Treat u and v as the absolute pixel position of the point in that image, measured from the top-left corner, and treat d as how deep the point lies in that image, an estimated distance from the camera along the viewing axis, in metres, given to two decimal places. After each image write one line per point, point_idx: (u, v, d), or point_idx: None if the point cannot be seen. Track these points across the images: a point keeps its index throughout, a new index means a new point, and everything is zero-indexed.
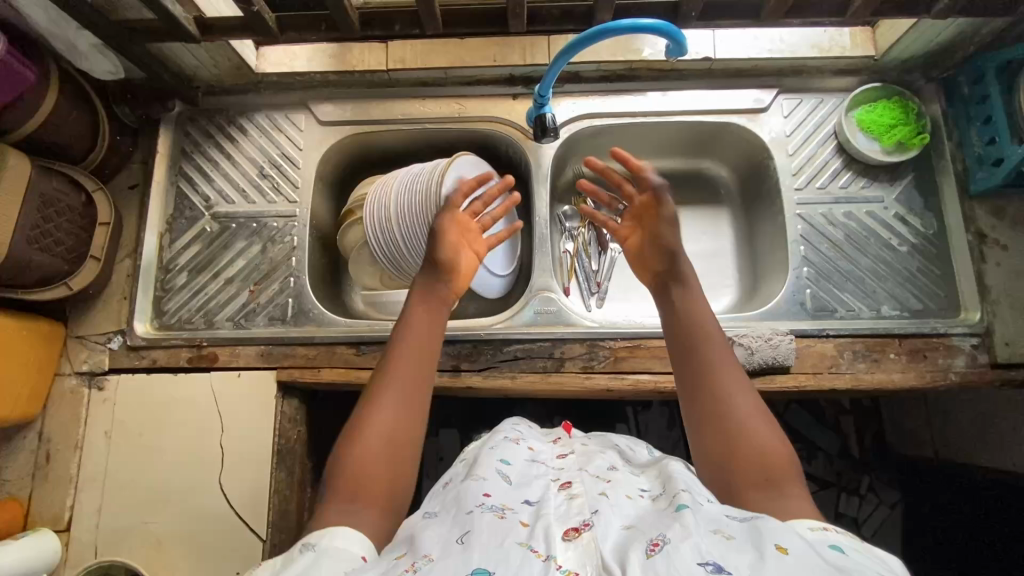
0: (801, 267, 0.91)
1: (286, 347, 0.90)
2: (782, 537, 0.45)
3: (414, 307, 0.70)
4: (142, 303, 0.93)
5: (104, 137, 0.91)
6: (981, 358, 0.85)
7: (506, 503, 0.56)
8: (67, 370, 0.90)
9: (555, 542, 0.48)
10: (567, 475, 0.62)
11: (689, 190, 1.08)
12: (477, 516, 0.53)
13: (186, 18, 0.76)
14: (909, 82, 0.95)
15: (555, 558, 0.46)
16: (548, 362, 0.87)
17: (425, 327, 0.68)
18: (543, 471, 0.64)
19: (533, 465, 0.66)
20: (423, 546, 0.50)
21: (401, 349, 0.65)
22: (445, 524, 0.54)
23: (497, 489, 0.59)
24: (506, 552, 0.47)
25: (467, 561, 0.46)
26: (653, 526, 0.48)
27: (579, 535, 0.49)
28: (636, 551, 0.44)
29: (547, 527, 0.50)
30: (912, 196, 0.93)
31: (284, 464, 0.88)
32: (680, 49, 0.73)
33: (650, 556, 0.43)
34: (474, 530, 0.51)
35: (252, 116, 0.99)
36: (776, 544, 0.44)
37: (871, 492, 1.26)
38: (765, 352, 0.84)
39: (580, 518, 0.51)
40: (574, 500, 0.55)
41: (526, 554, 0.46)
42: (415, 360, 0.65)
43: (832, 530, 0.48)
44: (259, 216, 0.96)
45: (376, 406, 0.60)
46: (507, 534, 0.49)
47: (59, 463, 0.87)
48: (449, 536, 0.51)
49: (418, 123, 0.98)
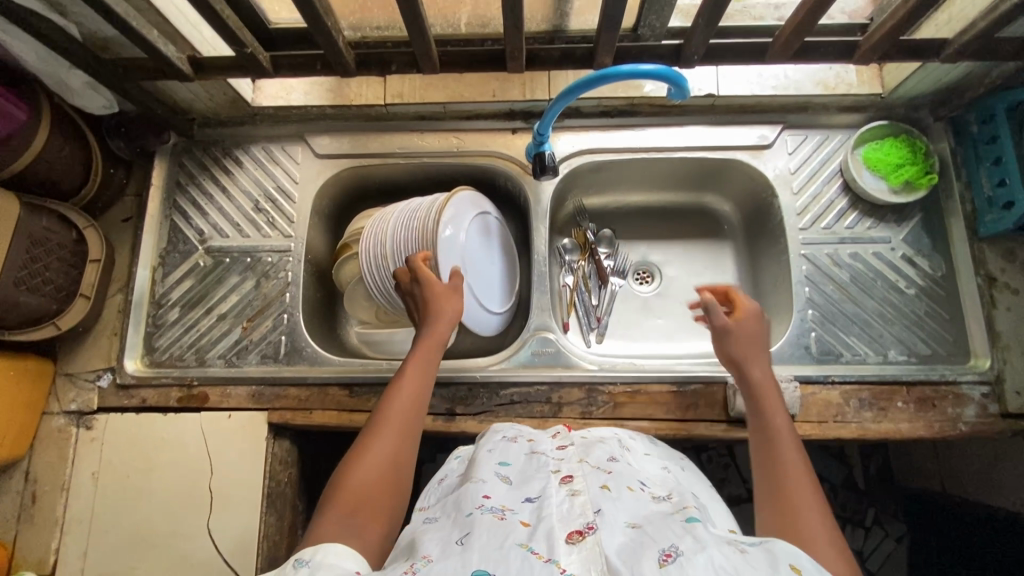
0: (806, 309, 0.89)
1: (278, 387, 0.88)
2: (796, 557, 0.44)
3: (419, 346, 0.73)
4: (132, 339, 0.91)
5: (96, 172, 0.90)
6: (992, 408, 0.83)
7: (506, 504, 0.55)
8: (55, 408, 0.89)
9: (558, 545, 0.47)
10: (568, 467, 0.61)
11: (692, 224, 1.06)
12: (475, 518, 0.51)
13: (178, 58, 0.75)
14: (916, 119, 0.93)
15: (557, 561, 0.45)
16: (545, 406, 0.85)
17: (426, 366, 0.71)
18: (543, 462, 0.64)
19: (532, 458, 0.65)
20: (423, 547, 0.50)
21: (404, 382, 0.68)
22: (444, 524, 0.53)
23: (497, 489, 0.58)
24: (507, 552, 0.46)
25: (469, 562, 0.45)
26: (661, 533, 0.48)
27: (583, 540, 0.48)
28: (647, 561, 0.44)
29: (549, 531, 0.49)
30: (920, 236, 0.90)
31: (274, 508, 0.86)
32: (683, 92, 0.71)
33: (662, 565, 0.43)
34: (474, 530, 0.50)
35: (248, 148, 0.98)
36: (792, 565, 0.43)
37: (877, 524, 1.22)
38: None
39: (583, 520, 0.50)
40: (576, 497, 0.54)
41: (526, 556, 0.46)
42: (416, 394, 0.67)
43: None
44: (253, 250, 0.95)
45: (379, 435, 0.62)
46: (507, 536, 0.48)
47: (45, 505, 0.85)
48: (448, 536, 0.50)
49: (416, 157, 0.96)
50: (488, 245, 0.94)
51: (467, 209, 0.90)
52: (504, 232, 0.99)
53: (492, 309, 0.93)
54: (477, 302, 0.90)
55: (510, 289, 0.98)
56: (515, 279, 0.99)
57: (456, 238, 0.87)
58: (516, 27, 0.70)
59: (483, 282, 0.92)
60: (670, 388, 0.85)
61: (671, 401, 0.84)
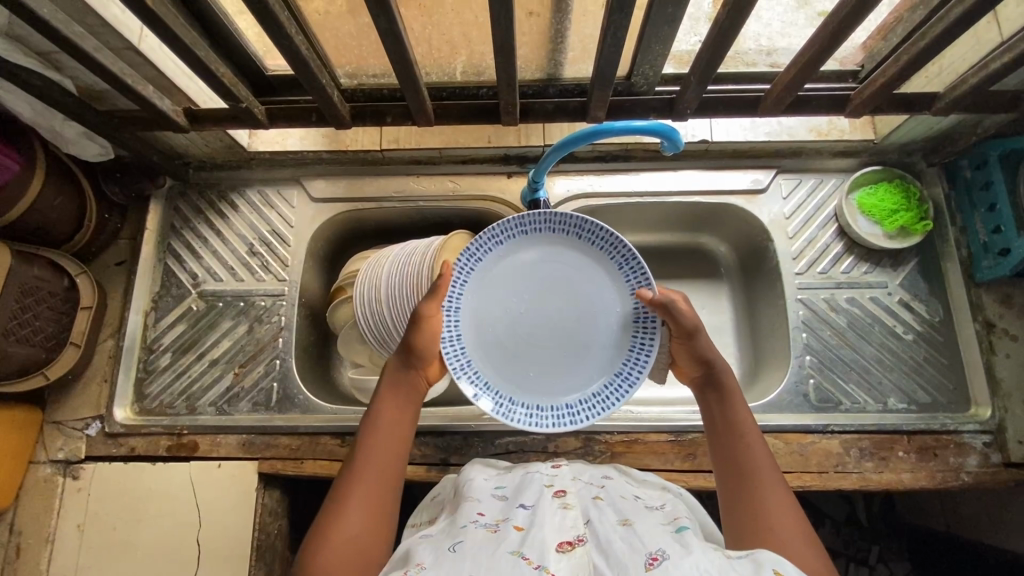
0: (803, 356, 0.88)
1: (269, 436, 0.87)
2: (781, 564, 0.45)
3: (389, 397, 0.65)
4: (122, 386, 0.90)
5: (90, 218, 0.90)
6: (993, 458, 0.82)
7: (499, 518, 0.55)
8: (43, 457, 0.87)
9: (548, 552, 0.48)
10: (561, 482, 0.62)
11: (688, 265, 1.05)
12: (469, 532, 0.53)
13: (173, 110, 0.75)
14: (909, 164, 0.93)
15: (546, 567, 0.46)
16: (542, 456, 0.84)
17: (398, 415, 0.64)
18: (536, 478, 0.65)
19: (527, 476, 0.66)
20: (417, 555, 0.51)
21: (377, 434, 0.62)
22: (439, 538, 0.54)
23: (492, 507, 0.59)
24: (498, 561, 0.47)
25: (459, 570, 0.46)
26: (651, 538, 0.49)
27: (572, 549, 0.48)
28: (634, 564, 0.45)
29: (541, 539, 0.49)
30: (917, 281, 0.90)
31: (264, 561, 0.84)
32: (676, 147, 0.72)
33: (648, 569, 0.45)
34: (466, 541, 0.51)
35: (243, 192, 0.98)
36: (775, 569, 0.44)
37: (881, 563, 1.17)
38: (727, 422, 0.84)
39: (574, 532, 0.51)
40: (568, 510, 0.55)
41: (517, 562, 0.46)
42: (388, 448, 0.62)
43: None
44: (247, 294, 0.94)
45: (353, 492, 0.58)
46: (498, 545, 0.49)
47: (29, 559, 0.83)
48: (440, 545, 0.52)
49: (411, 201, 0.96)
50: (541, 284, 0.72)
51: (617, 270, 0.70)
52: (494, 235, 0.70)
53: (541, 379, 0.71)
54: (586, 382, 0.70)
55: (471, 327, 0.71)
56: (451, 295, 0.70)
57: (635, 319, 0.70)
58: (510, 83, 0.71)
59: (577, 349, 0.71)
60: (667, 438, 0.84)
61: (670, 451, 0.83)
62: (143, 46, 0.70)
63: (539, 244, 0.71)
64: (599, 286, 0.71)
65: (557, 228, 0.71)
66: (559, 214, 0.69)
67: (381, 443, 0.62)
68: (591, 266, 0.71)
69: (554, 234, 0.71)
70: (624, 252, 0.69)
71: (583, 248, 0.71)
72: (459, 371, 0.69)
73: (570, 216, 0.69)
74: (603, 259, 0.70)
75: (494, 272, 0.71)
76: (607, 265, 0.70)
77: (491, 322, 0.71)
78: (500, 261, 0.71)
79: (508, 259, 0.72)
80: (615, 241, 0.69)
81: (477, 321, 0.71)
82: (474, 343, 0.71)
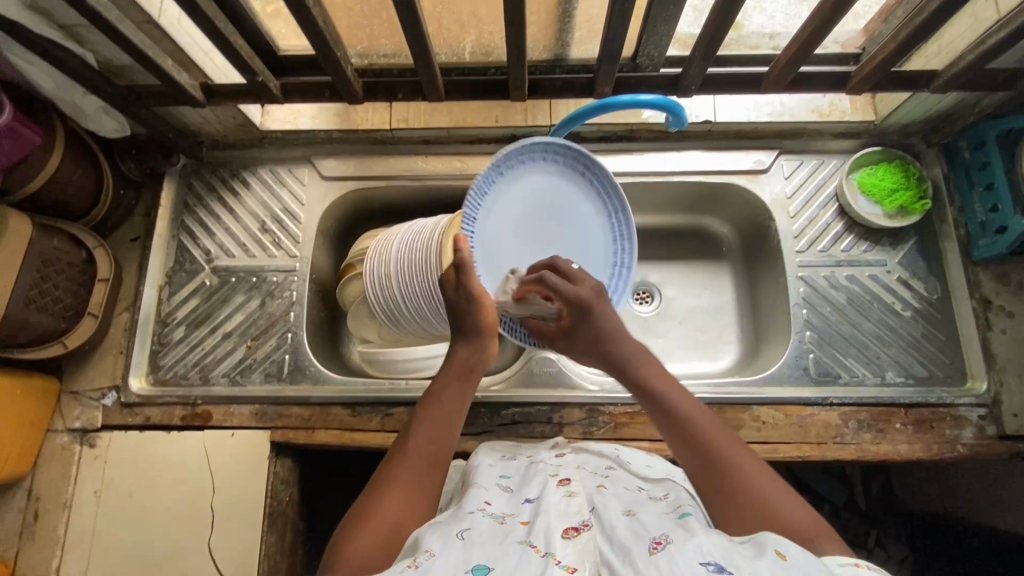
0: (803, 331, 0.90)
1: (281, 407, 0.89)
2: (784, 543, 0.47)
3: (444, 383, 0.67)
4: (137, 358, 0.92)
5: (107, 194, 0.92)
6: (988, 430, 0.84)
7: (506, 510, 0.56)
8: (60, 426, 0.89)
9: (555, 539, 0.49)
10: (564, 471, 0.63)
11: (691, 246, 1.07)
12: (476, 519, 0.53)
13: (191, 84, 0.77)
14: (909, 145, 0.95)
15: (553, 554, 0.47)
16: (547, 426, 0.86)
17: (451, 402, 0.65)
18: (540, 468, 0.66)
19: (530, 467, 0.66)
20: (424, 543, 0.50)
21: (425, 418, 0.63)
22: (446, 520, 0.54)
23: (498, 497, 0.59)
24: (505, 549, 0.48)
25: (467, 558, 0.47)
26: (655, 525, 0.51)
27: (578, 534, 0.50)
28: (639, 550, 0.47)
29: (546, 527, 0.51)
30: (915, 259, 0.92)
31: (276, 527, 0.86)
32: (680, 121, 0.75)
33: (652, 553, 0.46)
34: (473, 528, 0.52)
35: (255, 170, 1.00)
36: (776, 550, 0.45)
37: (880, 546, 1.17)
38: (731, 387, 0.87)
39: (579, 517, 0.52)
40: (573, 497, 0.56)
41: (525, 550, 0.48)
42: (435, 431, 0.62)
43: (865, 567, 0.46)
44: (259, 270, 0.96)
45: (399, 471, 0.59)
46: (506, 535, 0.50)
47: (46, 523, 0.85)
48: (447, 531, 0.51)
49: (420, 180, 0.98)
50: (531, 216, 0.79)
51: (533, 162, 0.77)
52: (481, 188, 0.73)
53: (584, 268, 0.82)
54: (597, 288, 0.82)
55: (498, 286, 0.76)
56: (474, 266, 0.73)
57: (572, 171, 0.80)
58: (519, 57, 0.73)
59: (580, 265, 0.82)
60: None
61: None
62: (163, 20, 0.72)
63: (515, 181, 0.76)
64: (539, 181, 0.78)
65: (489, 182, 0.74)
66: (528, 145, 0.74)
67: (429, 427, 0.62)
68: (523, 179, 0.77)
69: (525, 166, 0.76)
70: (586, 160, 0.79)
71: (548, 169, 0.78)
72: (507, 326, 0.77)
73: (535, 142, 0.75)
74: (524, 168, 0.76)
75: (491, 223, 0.75)
76: (571, 176, 0.80)
77: (509, 273, 0.77)
78: (492, 210, 0.75)
79: (496, 211, 0.76)
80: (573, 153, 0.79)
81: (499, 278, 0.76)
82: (506, 299, 0.77)
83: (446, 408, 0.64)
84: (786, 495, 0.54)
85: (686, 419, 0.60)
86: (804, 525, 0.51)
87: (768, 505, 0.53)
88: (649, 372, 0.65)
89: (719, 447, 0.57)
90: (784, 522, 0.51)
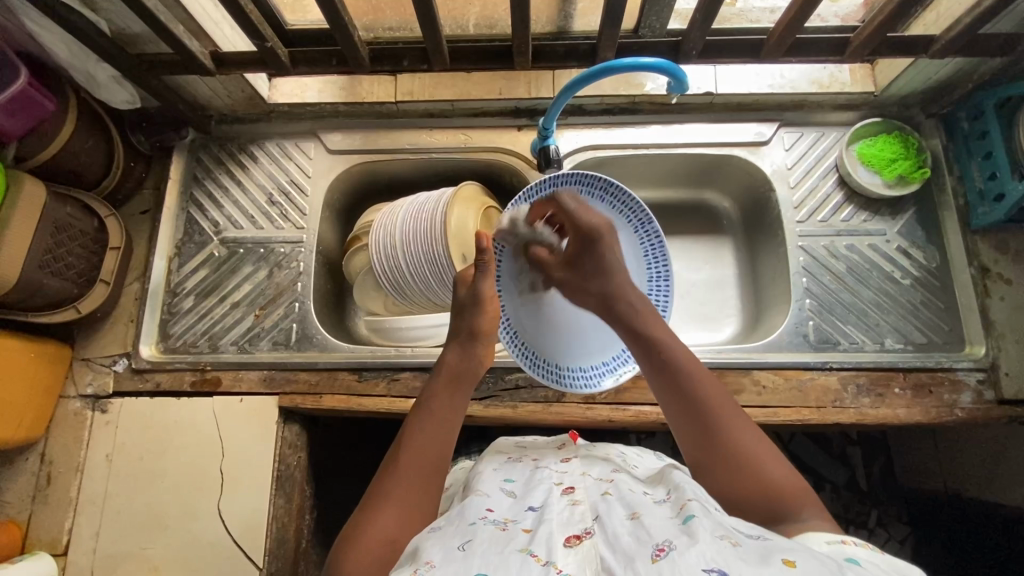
0: (803, 299, 0.91)
1: (288, 373, 0.91)
2: (792, 553, 0.44)
3: (436, 389, 0.68)
4: (148, 326, 0.94)
5: (117, 166, 0.93)
6: (987, 395, 0.85)
7: (508, 516, 0.57)
8: (72, 392, 0.91)
9: (556, 548, 0.49)
10: (569, 479, 0.63)
11: (691, 221, 1.08)
12: (478, 528, 0.54)
13: (202, 52, 0.79)
14: (908, 117, 0.96)
15: (555, 564, 0.47)
16: (549, 392, 0.87)
17: (445, 410, 0.66)
18: (545, 475, 0.65)
19: (534, 473, 0.66)
20: (426, 552, 0.51)
21: (417, 425, 0.65)
22: (447, 530, 0.54)
23: (500, 504, 0.60)
24: (506, 557, 0.48)
25: (469, 567, 0.47)
26: (660, 531, 0.49)
27: (580, 543, 0.50)
28: (641, 557, 0.45)
29: (548, 536, 0.51)
30: (914, 228, 0.93)
31: (284, 490, 0.88)
32: (681, 86, 0.76)
33: (654, 560, 0.44)
34: (476, 538, 0.52)
35: (262, 144, 1.01)
36: (784, 559, 0.43)
37: (880, 526, 1.19)
38: (732, 351, 0.88)
39: (581, 526, 0.52)
40: (576, 506, 0.56)
41: (526, 559, 0.48)
42: (428, 439, 0.63)
43: (851, 544, 0.49)
44: (266, 241, 0.98)
45: (391, 483, 0.60)
46: (507, 543, 0.51)
47: (60, 486, 0.87)
48: (449, 543, 0.52)
49: (425, 153, 0.99)
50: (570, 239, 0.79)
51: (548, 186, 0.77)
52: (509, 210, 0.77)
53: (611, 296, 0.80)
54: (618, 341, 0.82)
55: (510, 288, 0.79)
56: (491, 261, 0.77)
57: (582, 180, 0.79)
58: (523, 21, 0.73)
59: None
60: None
61: None
62: None
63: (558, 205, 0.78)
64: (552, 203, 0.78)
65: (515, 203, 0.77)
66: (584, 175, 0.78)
67: (422, 437, 0.63)
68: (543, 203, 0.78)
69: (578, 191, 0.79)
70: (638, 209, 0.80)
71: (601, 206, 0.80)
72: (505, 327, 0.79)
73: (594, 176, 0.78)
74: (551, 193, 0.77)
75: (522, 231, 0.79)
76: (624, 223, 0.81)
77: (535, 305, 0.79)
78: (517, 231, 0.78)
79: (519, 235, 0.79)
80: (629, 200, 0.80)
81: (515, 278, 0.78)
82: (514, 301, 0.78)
83: (442, 415, 0.66)
84: (778, 463, 0.57)
85: (685, 386, 0.62)
86: (787, 492, 0.56)
87: (757, 472, 0.57)
88: (652, 328, 0.67)
89: (720, 414, 0.60)
90: (773, 490, 0.55)
